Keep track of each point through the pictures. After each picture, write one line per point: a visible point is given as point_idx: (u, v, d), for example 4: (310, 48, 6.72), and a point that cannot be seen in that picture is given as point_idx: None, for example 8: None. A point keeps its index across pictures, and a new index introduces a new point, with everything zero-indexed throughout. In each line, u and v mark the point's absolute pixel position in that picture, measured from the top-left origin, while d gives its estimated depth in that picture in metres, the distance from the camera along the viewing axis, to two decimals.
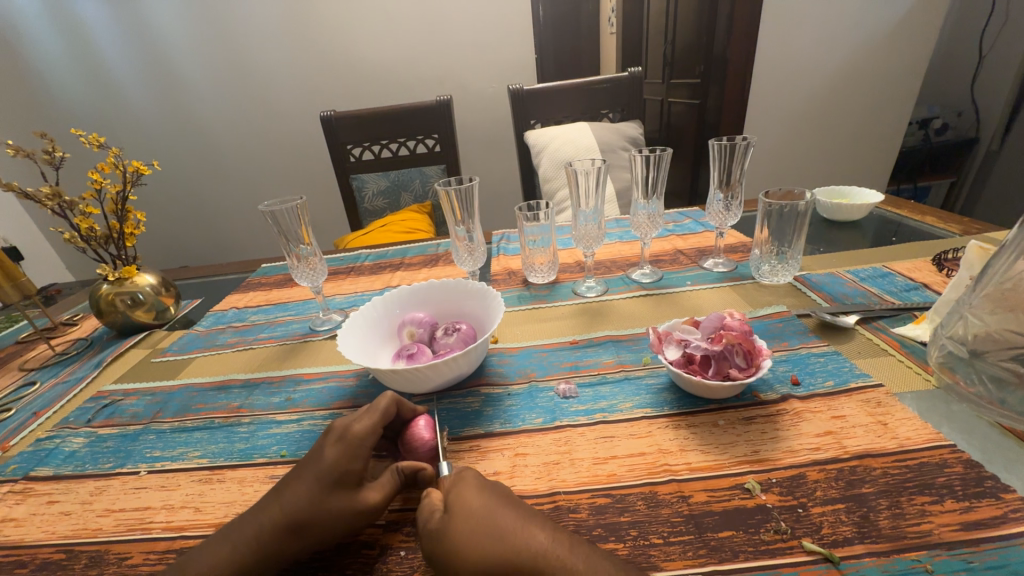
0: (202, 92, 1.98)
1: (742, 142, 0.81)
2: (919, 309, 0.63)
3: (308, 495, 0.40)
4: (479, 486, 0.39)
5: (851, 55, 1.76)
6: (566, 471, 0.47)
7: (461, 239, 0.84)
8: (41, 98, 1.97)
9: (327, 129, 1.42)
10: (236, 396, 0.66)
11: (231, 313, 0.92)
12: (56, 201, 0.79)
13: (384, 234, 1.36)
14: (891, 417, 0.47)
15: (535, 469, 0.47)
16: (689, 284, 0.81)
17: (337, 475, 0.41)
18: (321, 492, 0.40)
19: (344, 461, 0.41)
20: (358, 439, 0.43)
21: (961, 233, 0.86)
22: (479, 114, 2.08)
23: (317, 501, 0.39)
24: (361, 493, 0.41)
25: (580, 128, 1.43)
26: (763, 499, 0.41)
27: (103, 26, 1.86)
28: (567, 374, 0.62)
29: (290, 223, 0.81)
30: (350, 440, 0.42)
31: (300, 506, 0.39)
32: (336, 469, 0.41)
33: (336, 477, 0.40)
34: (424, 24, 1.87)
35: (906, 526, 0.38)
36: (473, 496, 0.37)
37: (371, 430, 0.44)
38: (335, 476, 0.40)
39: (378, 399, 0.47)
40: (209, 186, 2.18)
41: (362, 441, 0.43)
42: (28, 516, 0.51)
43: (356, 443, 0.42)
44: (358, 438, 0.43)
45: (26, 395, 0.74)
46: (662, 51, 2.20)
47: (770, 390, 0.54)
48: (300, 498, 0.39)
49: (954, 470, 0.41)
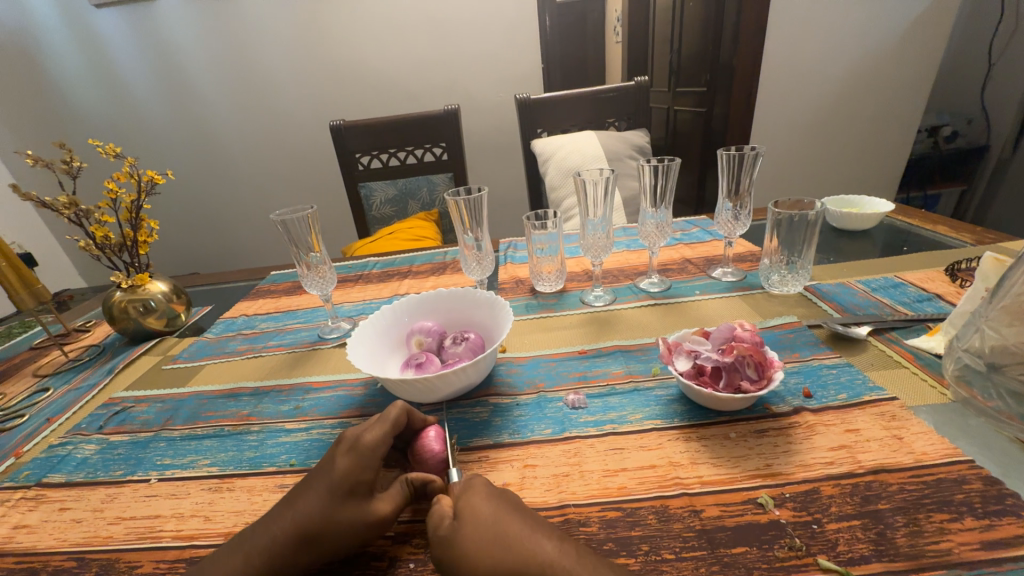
0: (215, 102, 2.01)
1: (751, 151, 0.81)
2: (933, 321, 0.63)
3: (319, 506, 0.39)
4: (489, 495, 0.37)
5: (858, 64, 1.76)
6: (576, 483, 0.46)
7: (469, 248, 0.84)
8: (59, 109, 2.02)
9: (337, 138, 1.44)
10: (246, 404, 0.66)
11: (241, 321, 0.93)
12: (73, 210, 0.80)
13: (392, 242, 1.37)
14: (907, 431, 0.47)
15: (545, 480, 0.47)
16: (697, 293, 0.80)
17: (348, 486, 0.40)
18: (333, 502, 0.39)
19: (355, 472, 0.41)
20: (369, 449, 0.42)
21: (974, 242, 0.85)
22: (486, 123, 2.10)
23: (327, 512, 0.39)
24: (372, 505, 0.41)
25: (587, 137, 1.43)
26: (776, 514, 0.41)
27: (120, 39, 1.90)
28: (575, 384, 0.61)
29: (301, 231, 0.81)
30: (361, 451, 0.42)
31: (311, 517, 0.39)
32: (348, 479, 0.40)
33: (347, 488, 0.40)
34: (432, 35, 1.90)
35: (924, 544, 0.37)
36: (484, 504, 0.36)
37: (382, 440, 0.43)
38: (346, 487, 0.40)
39: (389, 409, 0.46)
40: (220, 194, 2.21)
41: (372, 452, 0.42)
42: (40, 523, 0.51)
43: (367, 453, 0.42)
44: (369, 449, 0.42)
45: (39, 401, 0.75)
46: (668, 60, 2.22)
47: (781, 403, 0.53)
48: (311, 509, 0.39)
49: (973, 487, 0.41)
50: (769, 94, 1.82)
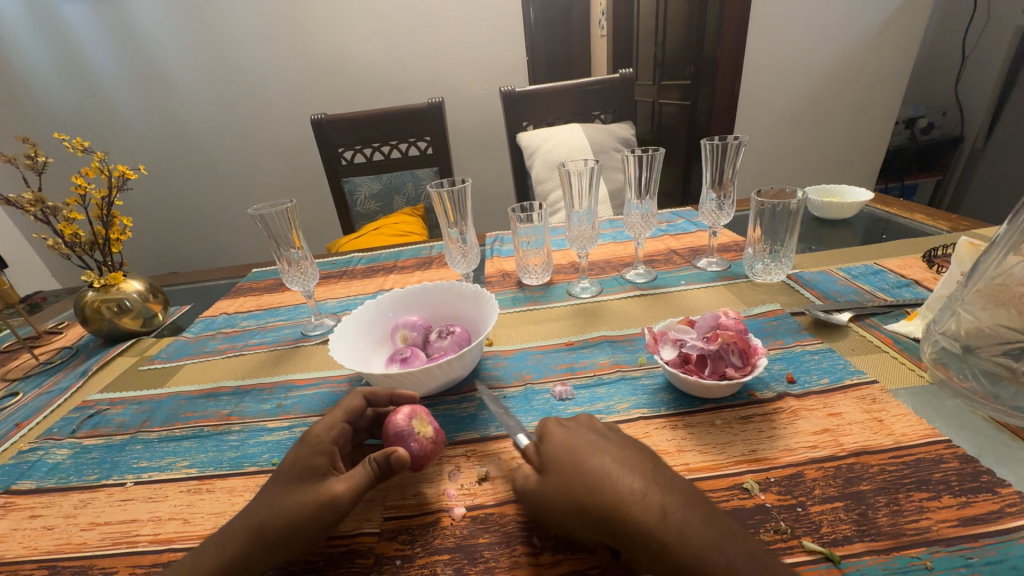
0: (190, 96, 1.96)
1: (734, 141, 0.81)
2: (911, 306, 0.64)
3: (270, 498, 0.40)
4: (575, 431, 0.43)
5: (836, 57, 1.79)
6: (607, 426, 0.45)
7: (454, 241, 0.83)
8: (25, 103, 1.94)
9: (318, 132, 1.40)
10: (226, 404, 0.65)
11: (221, 319, 0.91)
12: (38, 207, 0.76)
13: (376, 237, 1.35)
14: (887, 413, 0.47)
15: (579, 419, 0.45)
16: (683, 283, 0.81)
17: (298, 474, 0.41)
18: (283, 492, 0.40)
19: (303, 460, 0.42)
20: (318, 435, 0.44)
21: (950, 230, 0.87)
22: (471, 116, 2.08)
23: (276, 501, 0.39)
24: (324, 487, 0.40)
25: (573, 129, 1.43)
26: (762, 499, 0.41)
27: (87, 29, 1.83)
28: (562, 375, 0.61)
29: (281, 227, 0.79)
30: (308, 438, 0.44)
31: (262, 509, 0.39)
32: (297, 467, 0.42)
33: (296, 476, 0.41)
34: (415, 26, 1.87)
35: (905, 522, 0.37)
36: (565, 433, 0.43)
37: (331, 425, 0.45)
38: (296, 475, 0.41)
39: (347, 399, 0.48)
40: (197, 191, 2.16)
41: (321, 438, 0.43)
42: (9, 532, 0.49)
43: (313, 439, 0.43)
44: (316, 435, 0.44)
45: (7, 406, 0.72)
46: (653, 53, 2.22)
47: (766, 389, 0.54)
48: (262, 504, 0.40)
49: (950, 466, 0.41)
50: (753, 86, 1.83)
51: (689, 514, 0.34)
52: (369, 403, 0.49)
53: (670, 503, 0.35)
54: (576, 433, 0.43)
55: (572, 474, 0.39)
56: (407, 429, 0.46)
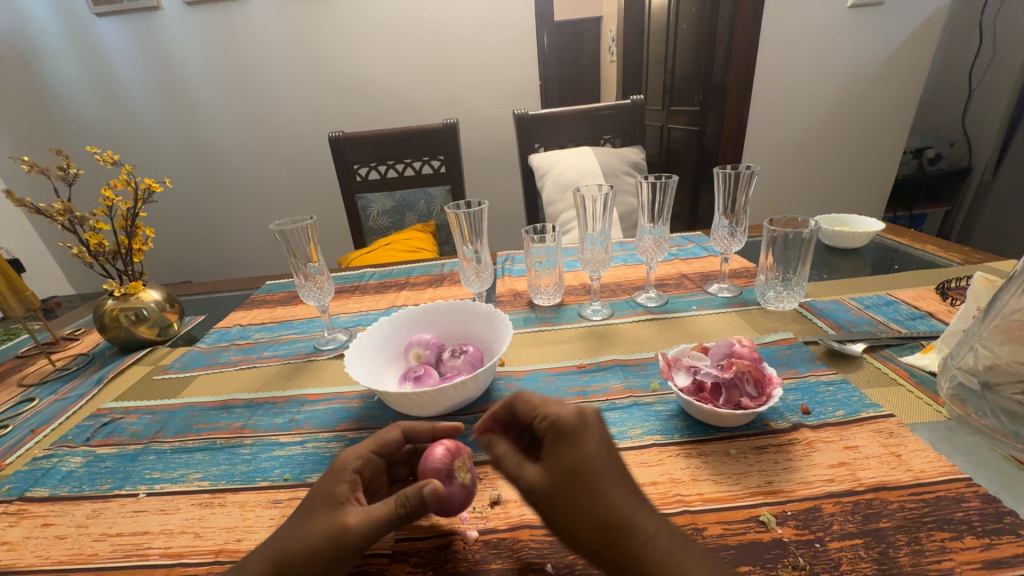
0: (214, 111, 2.02)
1: (746, 170, 0.83)
2: (926, 339, 0.64)
3: (288, 525, 0.40)
4: (607, 442, 0.38)
5: (844, 88, 1.82)
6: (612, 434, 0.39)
7: (469, 260, 0.84)
8: (55, 114, 2.01)
9: (335, 149, 1.44)
10: (238, 416, 0.65)
11: (235, 330, 0.92)
12: (67, 217, 0.78)
13: (387, 253, 1.37)
14: (905, 448, 0.47)
15: (600, 428, 0.39)
16: (694, 308, 0.81)
17: (321, 501, 0.41)
18: (303, 518, 0.40)
19: (328, 487, 0.42)
20: (346, 462, 0.44)
21: (962, 263, 0.87)
22: (485, 137, 2.13)
23: (296, 527, 0.40)
24: (342, 516, 0.40)
25: (584, 152, 1.45)
26: (779, 533, 0.40)
27: (119, 47, 1.92)
28: (574, 399, 0.61)
29: (300, 242, 0.81)
30: (337, 465, 0.44)
31: (280, 537, 0.39)
32: (322, 493, 0.42)
33: (319, 502, 0.41)
34: (432, 49, 1.93)
35: (926, 562, 0.37)
36: (592, 441, 0.38)
37: (360, 453, 0.45)
38: (318, 501, 0.41)
39: (386, 430, 0.47)
40: (214, 202, 2.20)
41: (348, 466, 0.44)
42: (21, 540, 0.49)
43: (341, 465, 0.44)
44: (344, 463, 0.44)
45: (23, 411, 0.73)
46: (662, 79, 2.27)
47: (780, 419, 0.53)
48: (282, 531, 0.40)
49: (971, 505, 0.41)
50: (761, 114, 1.87)
51: (696, 572, 0.33)
52: (408, 438, 0.48)
53: (681, 556, 0.34)
54: (603, 446, 0.38)
55: (589, 504, 0.35)
56: (444, 466, 0.44)
